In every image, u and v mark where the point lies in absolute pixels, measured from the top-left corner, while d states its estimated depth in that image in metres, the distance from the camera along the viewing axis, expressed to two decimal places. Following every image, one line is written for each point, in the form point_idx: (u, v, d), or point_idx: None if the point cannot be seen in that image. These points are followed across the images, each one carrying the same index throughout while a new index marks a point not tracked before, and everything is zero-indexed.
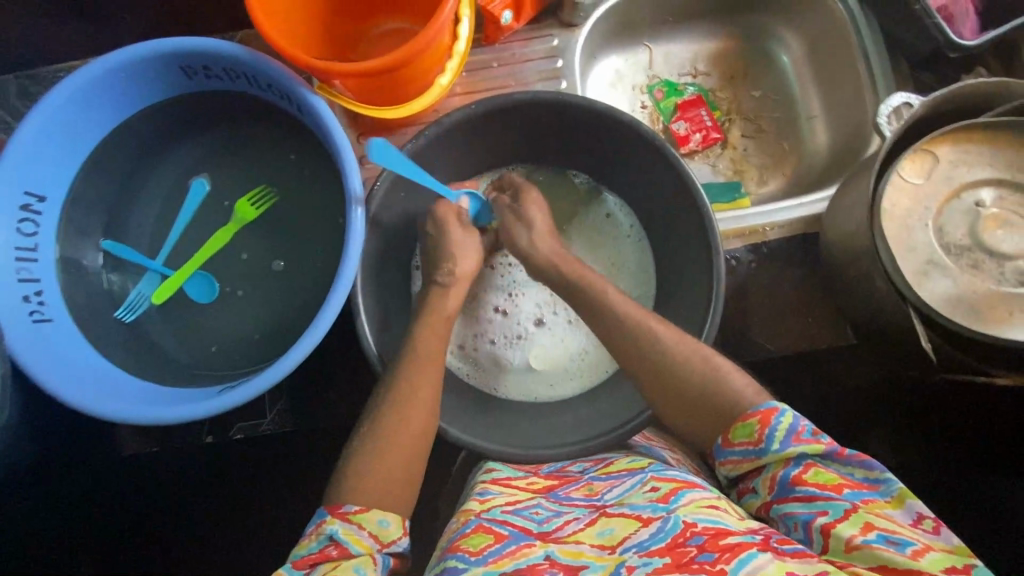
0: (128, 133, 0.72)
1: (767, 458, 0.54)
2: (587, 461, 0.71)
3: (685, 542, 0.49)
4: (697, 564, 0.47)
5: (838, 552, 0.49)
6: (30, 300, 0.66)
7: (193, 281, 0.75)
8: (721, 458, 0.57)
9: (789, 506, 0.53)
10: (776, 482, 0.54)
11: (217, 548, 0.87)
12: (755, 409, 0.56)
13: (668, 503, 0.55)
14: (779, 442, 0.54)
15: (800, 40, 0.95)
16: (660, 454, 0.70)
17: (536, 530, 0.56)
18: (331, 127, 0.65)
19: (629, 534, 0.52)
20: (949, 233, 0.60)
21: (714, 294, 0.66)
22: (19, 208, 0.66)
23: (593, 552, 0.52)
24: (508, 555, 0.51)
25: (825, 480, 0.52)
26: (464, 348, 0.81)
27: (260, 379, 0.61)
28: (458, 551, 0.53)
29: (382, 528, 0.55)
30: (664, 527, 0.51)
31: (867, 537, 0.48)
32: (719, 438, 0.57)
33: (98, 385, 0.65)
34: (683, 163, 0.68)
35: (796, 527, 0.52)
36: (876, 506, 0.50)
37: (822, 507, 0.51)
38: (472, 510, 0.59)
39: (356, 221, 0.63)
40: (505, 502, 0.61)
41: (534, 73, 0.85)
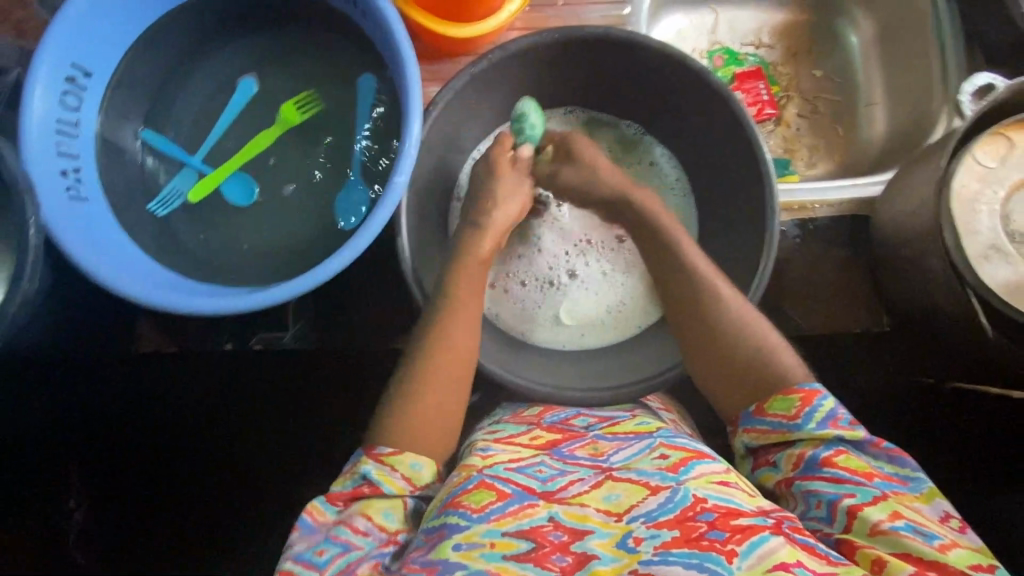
0: (180, 20, 0.70)
1: (797, 434, 0.53)
2: (591, 417, 0.66)
3: (695, 517, 0.48)
4: (707, 541, 0.46)
5: (861, 534, 0.48)
6: (68, 176, 0.64)
7: (230, 183, 0.73)
8: (746, 425, 0.57)
9: (813, 485, 0.51)
10: (803, 459, 0.52)
11: (230, 455, 0.89)
12: (799, 386, 0.55)
13: (677, 474, 0.53)
14: (816, 422, 0.53)
15: (872, 21, 0.93)
16: (660, 416, 0.67)
17: (540, 491, 0.53)
18: (396, 32, 0.62)
19: (636, 503, 0.51)
20: (1015, 220, 0.59)
21: (764, 257, 0.64)
22: (65, 79, 0.64)
23: (598, 518, 0.50)
24: (510, 514, 0.50)
25: (856, 466, 0.51)
26: (494, 292, 0.79)
27: (294, 283, 0.60)
28: (459, 507, 0.51)
29: (415, 471, 0.54)
30: (673, 497, 0.50)
31: (895, 523, 0.47)
32: (753, 406, 0.57)
33: (132, 271, 0.63)
34: (748, 121, 0.66)
35: (818, 504, 0.51)
36: (905, 498, 0.49)
37: (850, 490, 0.49)
38: (475, 465, 0.56)
39: (412, 133, 0.61)
40: (508, 459, 0.57)
41: (599, 17, 0.83)
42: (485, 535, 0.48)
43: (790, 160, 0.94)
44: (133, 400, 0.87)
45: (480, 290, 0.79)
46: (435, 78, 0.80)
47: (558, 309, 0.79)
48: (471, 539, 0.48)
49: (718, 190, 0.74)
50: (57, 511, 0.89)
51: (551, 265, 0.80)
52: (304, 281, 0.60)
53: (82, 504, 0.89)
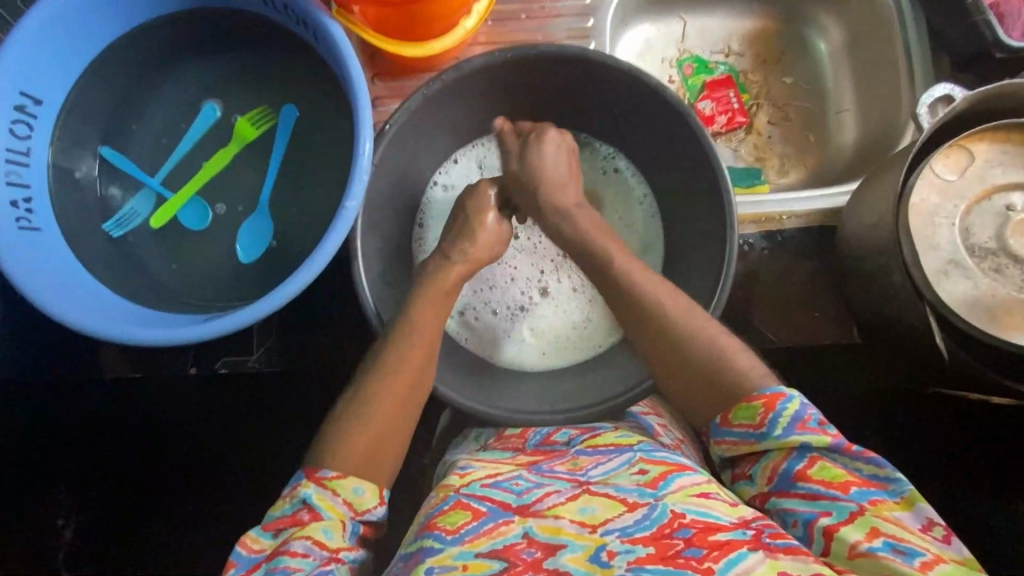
0: (133, 44, 0.69)
1: (766, 444, 0.50)
2: (572, 430, 0.66)
3: (672, 534, 0.46)
4: (683, 559, 0.44)
5: (839, 557, 0.45)
6: (18, 207, 0.63)
7: (188, 208, 0.72)
8: (717, 436, 0.54)
9: (789, 502, 0.49)
10: (777, 473, 0.50)
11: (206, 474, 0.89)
12: (761, 391, 0.51)
13: (656, 489, 0.51)
14: (782, 429, 0.49)
15: (840, 27, 0.92)
16: (647, 428, 0.66)
17: (515, 505, 0.52)
18: (347, 56, 0.61)
19: (612, 517, 0.49)
20: (975, 234, 0.60)
21: (723, 274, 0.64)
22: (13, 108, 0.63)
23: (573, 530, 0.49)
24: (484, 535, 0.49)
25: (830, 478, 0.48)
26: (463, 316, 0.78)
27: (246, 312, 0.59)
28: (434, 529, 0.51)
29: (357, 495, 0.52)
30: (649, 514, 0.49)
31: (873, 544, 0.44)
32: (718, 417, 0.53)
33: (84, 302, 0.62)
34: (707, 138, 0.65)
35: (795, 523, 0.48)
36: (884, 508, 0.46)
37: (825, 508, 0.47)
38: (453, 485, 0.56)
39: (364, 154, 0.60)
40: (486, 475, 0.58)
41: (563, 30, 0.82)
42: (458, 557, 0.47)
43: (761, 169, 0.93)
44: (104, 423, 0.87)
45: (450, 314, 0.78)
46: (396, 95, 0.79)
47: (525, 329, 0.78)
48: (444, 562, 0.47)
49: (682, 203, 0.73)
50: (48, 530, 0.90)
51: (523, 285, 0.80)
52: (258, 309, 0.58)
53: (73, 519, 0.90)
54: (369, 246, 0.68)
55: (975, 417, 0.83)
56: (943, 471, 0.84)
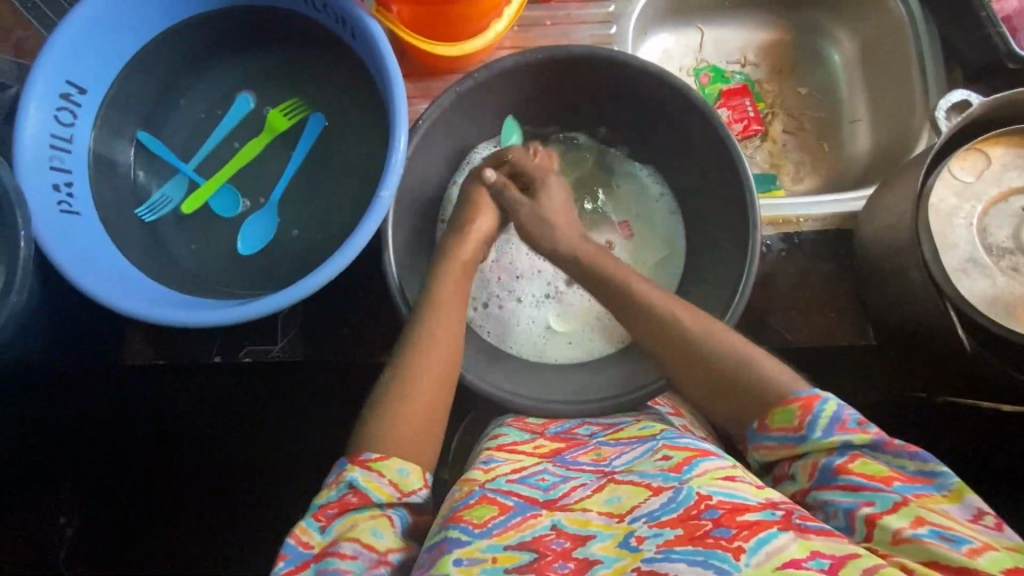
0: (174, 39, 0.72)
1: (807, 447, 0.51)
2: (594, 425, 0.67)
3: (699, 516, 0.47)
4: (712, 539, 0.45)
5: (883, 543, 0.46)
6: (60, 190, 0.65)
7: (219, 196, 0.74)
8: (755, 443, 0.55)
9: (828, 493, 0.49)
10: (817, 469, 0.51)
11: (222, 464, 0.91)
12: (796, 394, 0.53)
13: (681, 473, 0.52)
14: (822, 430, 0.50)
15: (853, 39, 0.94)
16: (670, 420, 0.66)
17: (543, 499, 0.54)
18: (384, 52, 0.64)
19: (639, 503, 0.51)
20: (992, 234, 0.61)
21: (746, 270, 0.65)
22: (59, 96, 0.65)
23: (601, 521, 0.50)
24: (512, 528, 0.50)
25: (873, 471, 0.48)
26: (487, 310, 0.79)
27: (279, 296, 0.60)
28: (460, 522, 0.50)
29: (402, 477, 0.53)
30: (675, 497, 0.49)
31: (918, 531, 0.45)
32: (756, 422, 0.54)
33: (120, 284, 0.64)
34: (730, 139, 0.67)
35: (836, 514, 0.49)
36: (929, 501, 0.46)
37: (868, 498, 0.47)
38: (477, 480, 0.57)
39: (398, 150, 0.62)
40: (510, 470, 0.58)
41: (586, 36, 0.84)
42: (486, 550, 0.48)
43: (777, 175, 0.95)
44: (126, 412, 0.88)
45: (474, 309, 0.79)
46: (425, 95, 0.81)
47: (549, 321, 0.80)
48: (472, 554, 0.47)
49: (703, 204, 0.75)
50: (48, 526, 0.90)
51: (547, 279, 0.81)
52: (292, 293, 0.60)
53: (73, 517, 0.91)
54: (397, 237, 0.69)
55: (988, 422, 0.84)
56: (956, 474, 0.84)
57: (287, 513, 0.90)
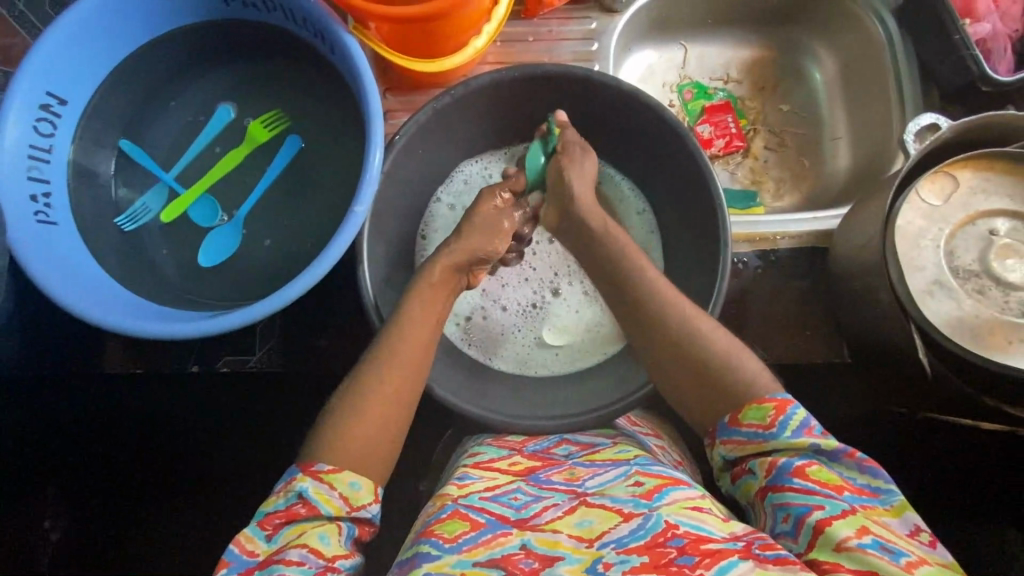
0: (156, 51, 0.72)
1: (774, 444, 0.51)
2: (572, 445, 0.67)
3: (665, 543, 0.47)
4: (676, 567, 0.45)
5: (826, 549, 0.46)
6: (38, 201, 0.65)
7: (199, 205, 0.74)
8: (723, 436, 0.55)
9: (784, 496, 0.49)
10: (774, 468, 0.51)
11: (199, 473, 0.90)
12: (773, 396, 0.54)
13: (651, 501, 0.52)
14: (791, 430, 0.51)
15: (834, 58, 0.95)
16: (644, 442, 0.67)
17: (514, 518, 0.53)
18: (361, 68, 0.64)
19: (608, 529, 0.50)
20: (959, 256, 0.62)
21: (717, 288, 0.65)
22: (39, 107, 0.65)
23: (570, 544, 0.50)
24: (482, 544, 0.50)
25: (827, 479, 0.49)
26: (469, 324, 0.80)
27: (251, 309, 0.60)
28: (432, 536, 0.51)
29: (353, 490, 0.53)
30: (644, 524, 0.49)
31: (862, 540, 0.45)
32: (728, 416, 0.55)
33: (96, 295, 0.64)
34: (703, 158, 0.68)
35: (786, 518, 0.49)
36: (873, 513, 0.47)
37: (819, 502, 0.48)
38: (450, 495, 0.57)
39: (372, 164, 0.62)
40: (484, 487, 0.58)
41: (568, 52, 0.85)
42: (455, 565, 0.48)
43: (758, 192, 0.95)
44: (103, 418, 0.88)
45: (457, 323, 0.80)
46: (406, 108, 0.82)
47: (532, 334, 0.80)
48: (441, 568, 0.48)
49: (679, 221, 0.75)
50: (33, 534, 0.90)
51: (532, 292, 0.82)
52: (264, 306, 0.60)
53: (58, 522, 0.90)
54: (374, 251, 0.70)
55: (964, 441, 0.84)
56: (931, 493, 0.84)
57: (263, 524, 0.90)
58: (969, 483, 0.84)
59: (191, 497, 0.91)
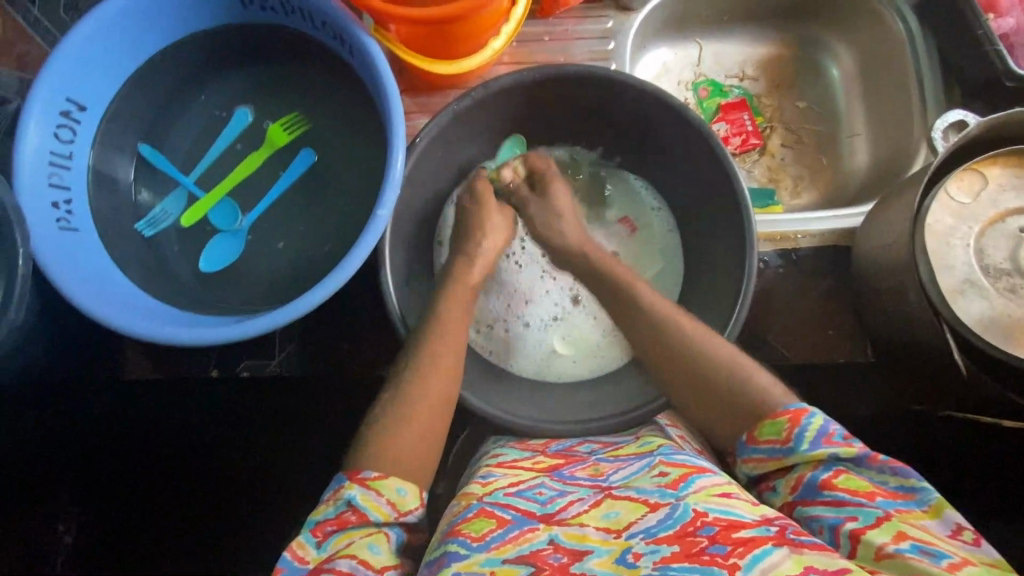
0: (174, 56, 0.72)
1: (793, 459, 0.51)
2: (594, 443, 0.67)
3: (695, 532, 0.46)
4: (708, 556, 0.44)
5: (867, 560, 0.45)
6: (59, 208, 0.65)
7: (217, 209, 0.74)
8: (743, 455, 0.54)
9: (815, 510, 0.49)
10: (801, 484, 0.50)
11: (219, 478, 0.91)
12: (785, 407, 0.53)
13: (678, 490, 0.51)
14: (808, 443, 0.50)
15: (851, 54, 0.95)
16: (668, 434, 0.65)
17: (540, 513, 0.53)
18: (382, 71, 0.64)
19: (635, 520, 0.50)
20: (990, 255, 0.62)
21: (744, 289, 0.65)
22: (59, 114, 0.65)
23: (598, 536, 0.49)
24: (510, 541, 0.49)
25: (856, 487, 0.48)
26: (490, 330, 0.79)
27: (276, 314, 0.60)
28: (459, 536, 0.50)
29: (400, 496, 0.53)
30: (672, 513, 0.49)
31: (900, 545, 0.44)
32: (745, 435, 0.54)
33: (120, 301, 0.64)
34: (727, 158, 0.67)
35: (822, 530, 0.48)
36: (911, 516, 0.46)
37: (851, 513, 0.47)
38: (475, 493, 0.57)
39: (396, 166, 0.62)
40: (508, 484, 0.58)
41: (584, 52, 0.84)
42: (484, 564, 0.47)
43: (775, 190, 0.95)
44: (123, 423, 0.88)
45: (478, 329, 0.79)
46: (423, 110, 0.82)
47: (552, 338, 0.79)
48: (470, 568, 0.47)
49: (700, 221, 0.75)
50: (48, 535, 0.90)
51: (552, 295, 0.81)
52: (290, 311, 0.60)
53: (72, 525, 0.91)
54: (396, 254, 0.70)
55: (988, 439, 0.83)
56: (956, 490, 0.84)
57: (283, 528, 0.90)
58: (993, 480, 0.83)
59: (200, 495, 0.91)
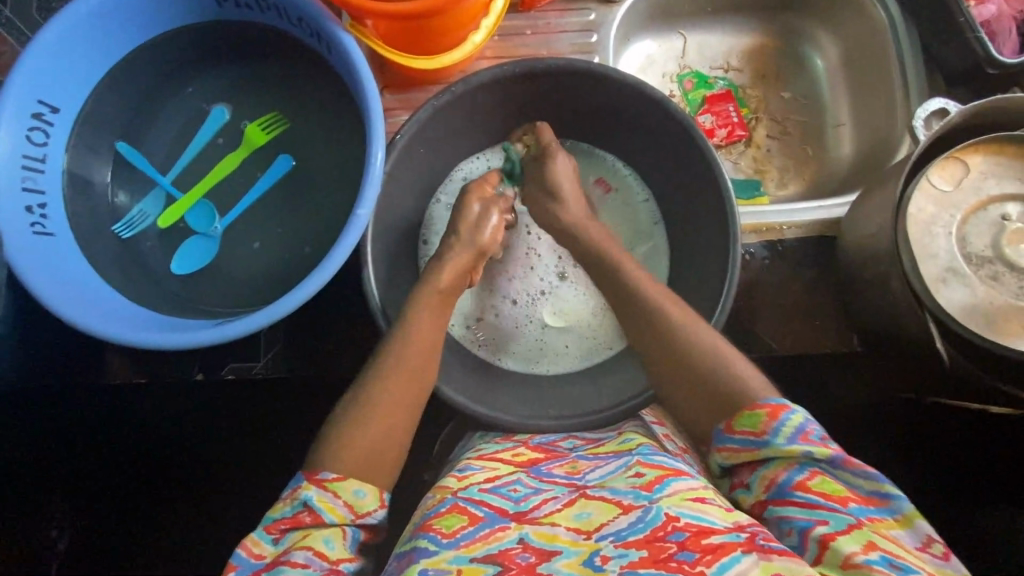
0: (149, 55, 0.71)
1: (766, 450, 0.50)
2: (577, 439, 0.67)
3: (665, 537, 0.46)
4: (675, 563, 0.44)
5: (833, 566, 0.44)
6: (33, 212, 0.64)
7: (195, 210, 0.73)
8: (719, 443, 0.53)
9: (786, 510, 0.48)
10: (774, 483, 0.50)
11: (206, 481, 0.90)
12: (766, 400, 0.52)
13: (652, 492, 0.51)
14: (785, 437, 0.49)
15: (836, 44, 0.94)
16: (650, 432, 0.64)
17: (512, 511, 0.52)
18: (359, 67, 0.63)
19: (607, 521, 0.49)
20: (971, 243, 0.62)
21: (728, 281, 0.65)
22: (31, 115, 0.64)
23: (568, 537, 0.48)
24: (480, 539, 0.49)
25: (830, 491, 0.48)
26: (476, 326, 0.79)
27: (257, 316, 0.59)
28: (429, 531, 0.50)
29: (358, 498, 0.53)
30: (643, 517, 0.48)
31: (869, 556, 0.43)
32: (722, 423, 0.53)
33: (98, 306, 0.63)
34: (711, 150, 0.67)
35: (790, 531, 0.48)
36: (882, 525, 0.46)
37: (823, 517, 0.46)
38: (450, 488, 0.56)
39: (375, 165, 0.61)
40: (484, 478, 0.58)
41: (566, 45, 0.84)
42: (452, 561, 0.47)
43: (761, 180, 0.95)
44: (109, 427, 0.87)
45: (464, 325, 0.79)
46: (405, 106, 0.81)
47: (539, 333, 0.79)
48: (438, 564, 0.47)
49: (685, 214, 0.75)
50: (39, 542, 0.88)
51: (538, 288, 0.81)
52: (271, 312, 0.59)
53: (66, 529, 0.90)
54: (377, 253, 0.69)
55: (975, 425, 0.83)
56: (943, 477, 0.84)
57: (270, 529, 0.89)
58: (980, 467, 0.84)
59: (186, 499, 0.90)
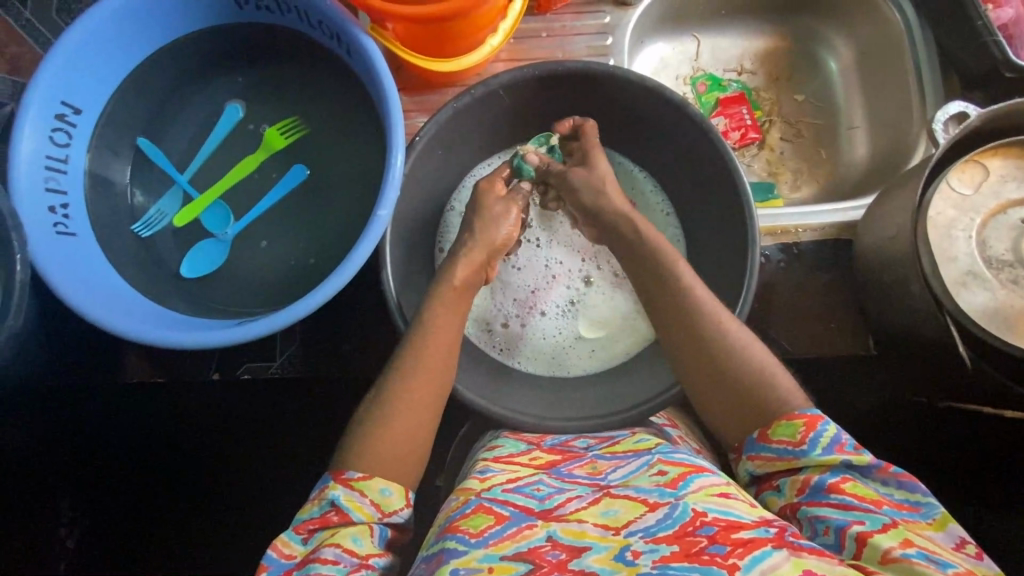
0: (170, 57, 0.72)
1: (803, 458, 0.51)
2: (590, 438, 0.66)
3: (695, 532, 0.46)
4: (707, 556, 0.44)
5: (871, 561, 0.44)
6: (56, 212, 0.65)
7: (211, 210, 0.73)
8: (751, 452, 0.54)
9: (820, 510, 0.49)
10: (808, 485, 0.50)
11: (220, 480, 0.90)
12: (801, 412, 0.53)
13: (677, 490, 0.51)
14: (821, 448, 0.51)
15: (850, 46, 0.94)
16: (666, 435, 0.65)
17: (538, 509, 0.52)
18: (379, 69, 0.63)
19: (635, 518, 0.49)
20: (991, 246, 0.62)
21: (747, 285, 0.65)
22: (54, 116, 0.65)
23: (596, 533, 0.48)
24: (508, 538, 0.49)
25: (864, 493, 0.48)
26: (497, 328, 0.79)
27: (276, 319, 0.59)
28: (457, 532, 0.50)
29: (384, 497, 0.53)
30: (671, 513, 0.48)
31: (907, 550, 0.43)
32: (757, 432, 0.54)
33: (118, 306, 0.63)
34: (729, 152, 0.67)
35: (827, 530, 0.48)
36: (916, 526, 0.46)
37: (858, 516, 0.47)
38: (473, 489, 0.56)
39: (395, 168, 0.61)
40: (507, 480, 0.57)
41: (582, 48, 0.84)
42: (482, 559, 0.47)
43: (775, 183, 0.95)
44: (123, 426, 0.88)
45: (485, 328, 0.79)
46: (421, 108, 0.81)
47: (561, 333, 0.79)
48: (469, 563, 0.46)
49: (702, 216, 0.75)
50: (48, 539, 0.90)
51: (563, 287, 0.81)
52: (290, 313, 0.59)
53: (74, 528, 0.91)
54: (395, 255, 0.69)
55: (992, 429, 0.83)
56: (959, 481, 0.84)
57: (286, 528, 0.90)
58: (996, 471, 0.83)
59: (202, 499, 0.91)
